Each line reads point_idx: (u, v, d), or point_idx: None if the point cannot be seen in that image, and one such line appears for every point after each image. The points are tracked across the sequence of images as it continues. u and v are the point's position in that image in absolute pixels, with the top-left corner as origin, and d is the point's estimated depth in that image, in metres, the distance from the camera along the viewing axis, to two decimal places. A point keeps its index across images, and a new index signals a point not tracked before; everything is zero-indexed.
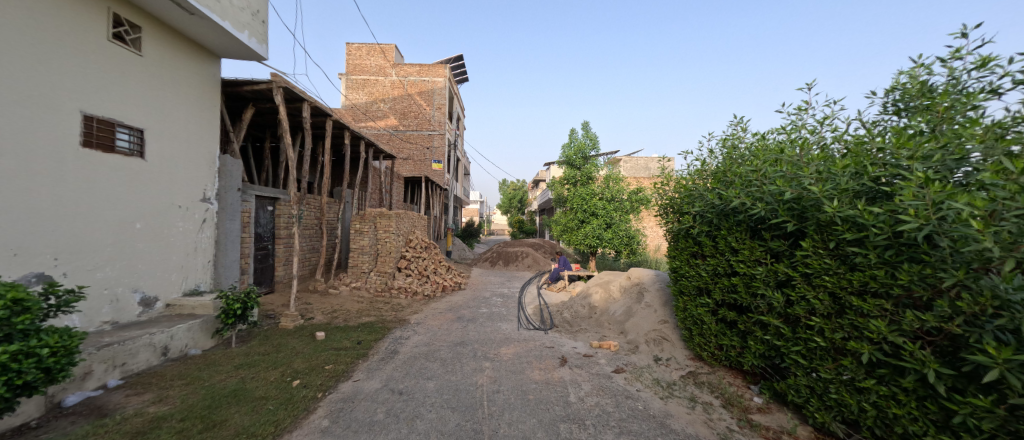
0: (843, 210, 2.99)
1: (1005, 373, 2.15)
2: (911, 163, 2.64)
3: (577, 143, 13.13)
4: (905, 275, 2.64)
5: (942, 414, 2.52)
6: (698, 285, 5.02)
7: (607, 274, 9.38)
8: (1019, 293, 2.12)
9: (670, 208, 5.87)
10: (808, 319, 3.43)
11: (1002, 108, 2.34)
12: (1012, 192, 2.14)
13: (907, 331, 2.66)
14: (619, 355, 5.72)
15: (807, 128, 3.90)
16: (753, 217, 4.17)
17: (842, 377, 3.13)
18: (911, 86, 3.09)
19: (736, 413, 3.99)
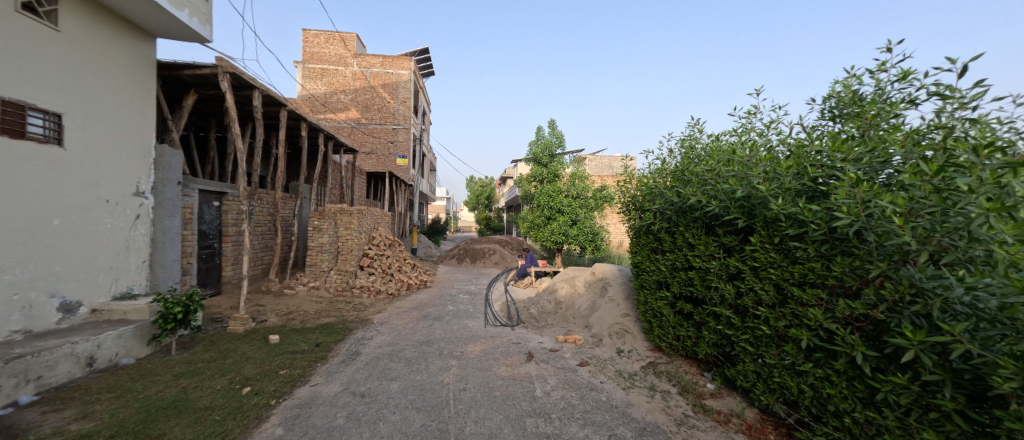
0: (787, 208, 3.23)
1: (919, 354, 2.40)
2: (844, 165, 2.89)
3: (543, 142, 13.23)
4: (838, 267, 2.89)
5: (867, 391, 2.79)
6: (658, 279, 5.23)
7: (573, 270, 9.57)
8: (930, 282, 2.39)
9: (632, 205, 6.06)
10: (755, 309, 3.68)
11: (919, 116, 2.60)
12: (927, 192, 2.39)
13: (839, 318, 2.92)
14: (584, 349, 5.86)
15: (756, 131, 4.16)
16: (708, 214, 4.39)
17: (784, 362, 3.39)
18: (845, 94, 3.37)
19: (691, 400, 4.21)
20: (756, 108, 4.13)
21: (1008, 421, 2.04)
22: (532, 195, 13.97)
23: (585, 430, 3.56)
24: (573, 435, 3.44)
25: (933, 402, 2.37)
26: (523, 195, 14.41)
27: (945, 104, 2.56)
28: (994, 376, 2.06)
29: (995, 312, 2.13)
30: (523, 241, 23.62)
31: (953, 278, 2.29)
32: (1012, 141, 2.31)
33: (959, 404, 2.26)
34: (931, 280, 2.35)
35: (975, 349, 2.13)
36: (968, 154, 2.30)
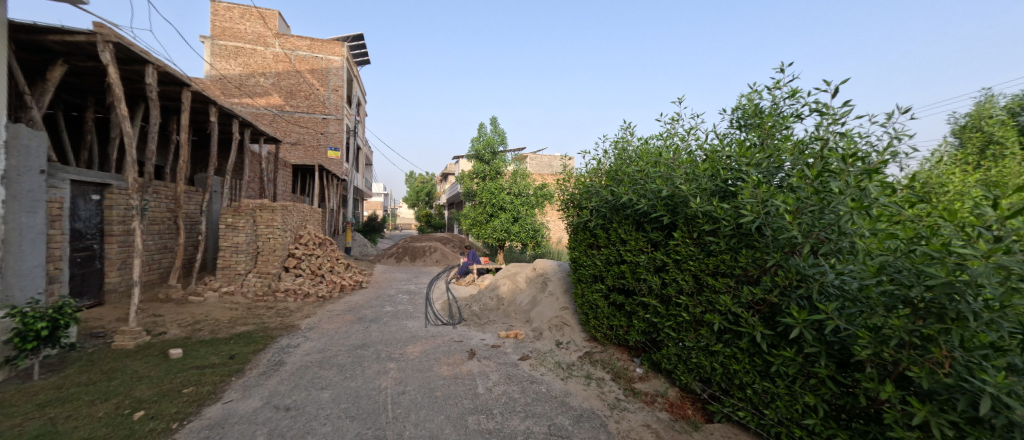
0: (703, 206, 3.58)
1: (803, 330, 2.80)
2: (749, 169, 3.28)
3: (485, 138, 13.21)
4: (744, 259, 3.28)
5: (764, 365, 3.21)
6: (594, 273, 5.51)
7: (514, 267, 9.69)
8: (811, 269, 2.82)
9: (571, 203, 6.32)
10: (676, 297, 4.02)
11: (804, 128, 3.03)
12: (809, 193, 2.80)
13: (744, 302, 3.31)
14: (525, 343, 5.98)
15: (678, 136, 4.55)
16: (638, 212, 4.68)
17: (700, 344, 3.76)
18: (750, 107, 3.80)
19: (623, 384, 4.50)
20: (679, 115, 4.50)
21: (865, 381, 2.48)
22: (474, 192, 13.89)
23: (525, 422, 3.64)
24: (514, 430, 3.49)
25: (813, 370, 2.80)
26: (465, 192, 14.28)
27: (822, 119, 3.00)
28: (855, 345, 2.49)
29: (855, 293, 2.57)
30: (465, 238, 23.35)
31: (827, 266, 2.72)
32: (867, 152, 2.79)
33: (831, 370, 2.71)
34: (812, 268, 2.77)
35: (842, 324, 2.55)
36: (839, 162, 2.74)
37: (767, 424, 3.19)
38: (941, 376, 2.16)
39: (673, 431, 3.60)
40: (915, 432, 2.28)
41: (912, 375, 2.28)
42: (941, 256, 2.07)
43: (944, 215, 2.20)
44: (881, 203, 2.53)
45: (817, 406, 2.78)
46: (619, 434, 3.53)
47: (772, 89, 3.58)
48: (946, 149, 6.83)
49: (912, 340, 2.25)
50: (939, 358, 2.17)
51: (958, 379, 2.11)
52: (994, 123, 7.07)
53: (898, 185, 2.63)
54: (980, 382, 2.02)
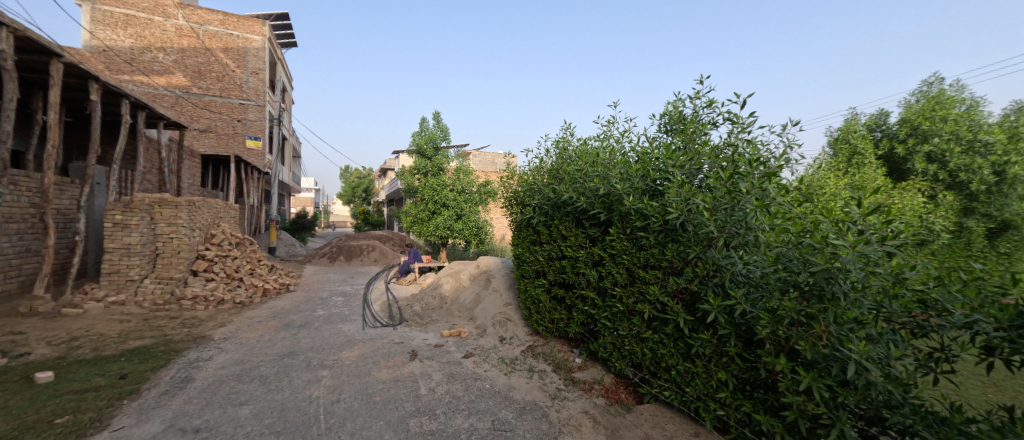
0: (635, 204, 3.84)
1: (718, 315, 3.12)
2: (674, 170, 3.58)
3: (427, 133, 12.99)
4: (670, 252, 3.57)
5: (686, 347, 3.52)
6: (536, 268, 5.64)
7: (457, 264, 9.58)
8: (725, 259, 3.15)
9: (514, 200, 6.42)
10: (612, 289, 4.26)
11: (719, 134, 3.37)
12: (724, 193, 3.13)
13: (670, 292, 3.61)
14: (468, 341, 5.95)
15: (615, 137, 4.82)
16: (577, 209, 4.88)
17: (632, 332, 4.02)
18: (676, 113, 4.14)
19: (563, 375, 4.68)
20: (614, 119, 4.76)
21: (764, 356, 2.85)
22: (416, 189, 13.49)
23: (469, 420, 3.63)
24: (458, 428, 3.46)
25: (725, 350, 3.16)
26: (406, 189, 13.81)
27: (733, 127, 3.36)
28: (757, 325, 2.84)
29: (758, 279, 2.93)
30: (406, 236, 22.56)
31: (737, 257, 3.06)
32: (767, 158, 3.20)
33: (739, 348, 3.06)
34: (725, 259, 3.11)
35: (747, 307, 2.90)
36: (747, 165, 3.09)
37: (688, 400, 3.53)
38: (820, 347, 2.56)
39: (609, 414, 3.84)
40: (801, 396, 2.67)
41: (799, 348, 2.66)
42: (821, 247, 2.45)
43: (823, 212, 2.59)
44: (778, 202, 2.91)
45: (728, 380, 3.15)
46: (560, 423, 3.67)
47: (693, 98, 3.93)
48: (825, 157, 8.06)
49: (800, 318, 2.62)
50: (818, 333, 2.57)
51: (832, 349, 2.51)
52: (856, 137, 8.49)
53: (790, 187, 3.05)
54: (847, 350, 2.42)
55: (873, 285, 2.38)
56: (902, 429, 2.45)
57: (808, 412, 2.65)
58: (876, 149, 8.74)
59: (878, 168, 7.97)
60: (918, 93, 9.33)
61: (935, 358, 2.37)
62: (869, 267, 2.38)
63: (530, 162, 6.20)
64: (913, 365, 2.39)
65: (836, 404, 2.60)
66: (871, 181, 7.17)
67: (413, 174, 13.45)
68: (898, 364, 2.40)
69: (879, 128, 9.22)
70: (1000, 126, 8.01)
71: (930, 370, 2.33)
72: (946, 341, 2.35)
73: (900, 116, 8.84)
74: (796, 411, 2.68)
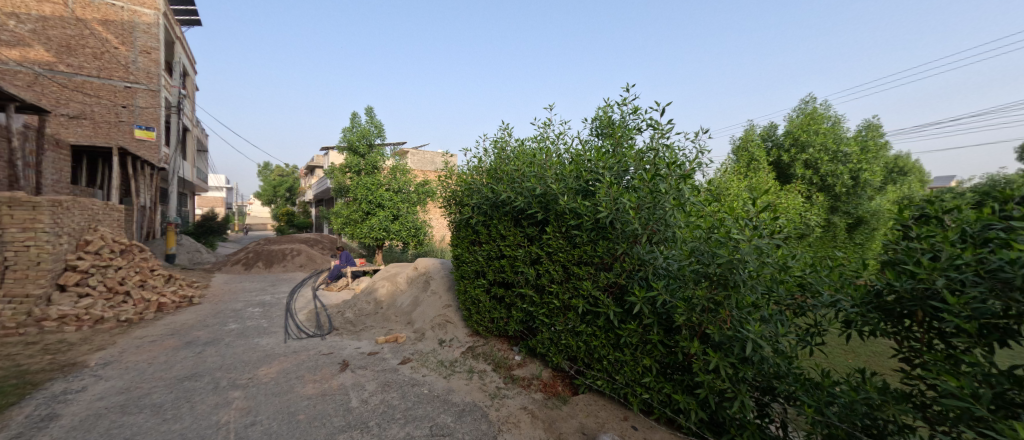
0: (569, 203, 3.99)
1: (643, 306, 3.36)
2: (604, 171, 3.79)
3: (359, 129, 12.29)
4: (601, 249, 3.77)
5: (616, 338, 3.74)
6: (476, 268, 5.60)
7: (394, 267, 9.18)
8: (648, 254, 3.41)
9: (453, 200, 6.34)
10: (549, 286, 4.37)
11: (644, 138, 3.65)
12: (648, 193, 3.41)
13: (601, 286, 3.81)
14: (405, 347, 5.75)
15: (550, 139, 4.98)
16: (515, 209, 4.93)
17: (568, 326, 4.17)
18: (605, 118, 4.39)
19: (503, 374, 4.72)
20: (549, 122, 4.92)
21: (682, 341, 3.14)
22: (347, 188, 12.69)
23: (405, 429, 3.51)
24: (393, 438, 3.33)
25: (648, 338, 3.42)
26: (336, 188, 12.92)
27: (655, 133, 3.67)
28: (675, 313, 3.12)
29: (676, 272, 3.22)
30: (337, 239, 21.10)
31: (658, 251, 3.32)
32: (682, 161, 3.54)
33: (660, 336, 3.35)
34: (647, 254, 3.36)
35: (667, 297, 3.16)
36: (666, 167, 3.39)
37: (618, 387, 3.77)
38: (725, 329, 2.90)
39: (546, 408, 3.98)
40: (711, 375, 3.00)
41: (709, 331, 2.98)
42: (725, 240, 2.77)
43: (728, 209, 2.93)
44: (691, 201, 3.24)
45: (652, 366, 3.42)
46: (499, 421, 3.72)
47: (621, 105, 4.21)
48: (729, 163, 9.13)
49: (710, 305, 2.93)
50: (724, 317, 2.91)
51: (735, 330, 2.86)
52: (754, 146, 9.73)
53: (700, 189, 3.42)
54: (746, 331, 2.78)
55: (765, 273, 2.76)
56: (787, 395, 2.88)
57: (717, 388, 2.98)
58: (767, 157, 10.04)
59: (770, 172, 9.22)
60: (798, 109, 10.97)
61: (810, 333, 2.81)
62: (762, 257, 2.75)
63: (468, 161, 6.16)
64: (795, 340, 2.81)
65: (737, 378, 2.96)
66: (764, 184, 8.27)
67: (344, 173, 12.63)
68: (784, 340, 2.81)
69: (769, 139, 10.51)
70: (857, 140, 9.73)
71: (807, 343, 2.77)
72: (819, 318, 2.80)
73: (785, 129, 10.30)
74: (707, 388, 3.01)
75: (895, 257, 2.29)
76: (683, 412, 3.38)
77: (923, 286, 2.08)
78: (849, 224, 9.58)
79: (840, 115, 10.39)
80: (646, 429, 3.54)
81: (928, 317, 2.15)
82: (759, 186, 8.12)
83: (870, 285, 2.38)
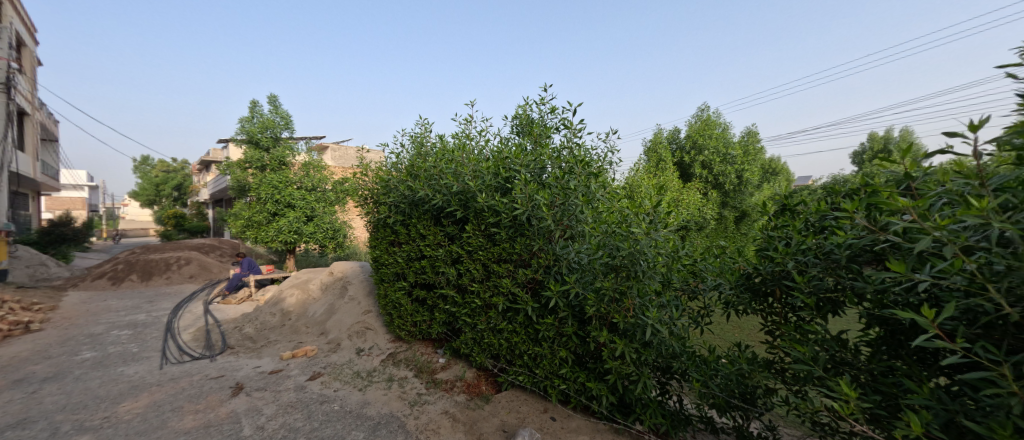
0: (488, 201, 3.90)
1: (558, 300, 3.39)
2: (522, 169, 3.77)
3: (261, 120, 10.81)
4: (518, 246, 3.73)
5: (535, 333, 3.71)
6: (396, 271, 5.22)
7: (305, 273, 8.26)
8: (563, 250, 3.45)
9: (369, 198, 5.85)
10: (469, 285, 4.21)
11: (559, 137, 3.72)
12: (561, 190, 3.47)
13: (520, 283, 3.75)
14: (316, 360, 5.16)
15: (472, 136, 4.83)
16: (435, 207, 4.67)
17: (490, 325, 4.05)
18: (524, 117, 4.42)
19: (425, 379, 4.46)
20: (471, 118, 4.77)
21: (593, 331, 3.22)
22: (248, 186, 11.10)
23: None
24: None
25: (563, 331, 3.46)
26: (233, 186, 11.23)
27: (569, 132, 3.77)
28: (586, 305, 3.18)
29: (586, 266, 3.30)
30: (239, 244, 18.54)
31: (571, 245, 3.38)
32: (592, 161, 3.68)
33: (574, 328, 3.40)
34: (561, 249, 3.39)
35: (579, 289, 3.22)
36: (575, 166, 3.50)
37: (538, 381, 3.76)
38: (628, 317, 3.03)
39: (468, 409, 3.85)
40: (618, 361, 3.12)
41: (615, 320, 3.09)
42: (626, 234, 2.92)
43: (630, 205, 3.07)
44: (599, 198, 3.36)
45: (568, 357, 3.48)
46: (417, 431, 3.54)
47: (540, 104, 4.25)
48: (641, 163, 9.92)
49: (615, 296, 3.05)
50: (627, 306, 3.04)
51: (637, 318, 3.00)
52: (661, 148, 10.68)
53: (608, 187, 3.57)
54: (646, 318, 2.93)
55: (661, 263, 2.96)
56: (681, 372, 3.12)
57: (623, 373, 3.13)
58: (673, 158, 11.08)
59: (673, 172, 10.20)
60: (696, 116, 12.31)
61: (700, 316, 3.07)
62: (657, 248, 2.95)
63: (386, 156, 5.73)
64: (688, 323, 3.05)
65: (640, 361, 3.13)
66: (669, 182, 9.11)
67: (243, 168, 11.00)
68: (678, 323, 3.02)
69: (674, 141, 11.59)
70: (741, 144, 11.24)
71: (697, 325, 3.01)
72: (708, 301, 3.06)
73: (685, 133, 11.48)
74: (616, 373, 3.14)
75: (762, 244, 2.60)
76: (596, 398, 3.50)
77: (780, 268, 2.39)
78: (736, 217, 11.02)
79: (728, 122, 11.91)
80: (564, 418, 3.58)
81: (784, 296, 2.48)
82: (666, 185, 8.94)
83: (743, 269, 2.68)
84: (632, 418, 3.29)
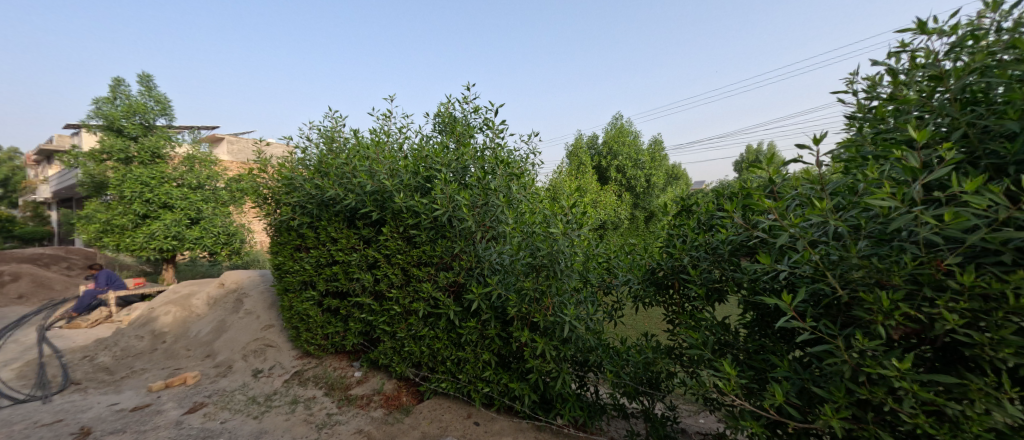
0: (406, 201, 3.63)
1: (481, 302, 3.26)
2: (442, 168, 3.57)
3: (127, 103, 8.82)
4: (439, 248, 3.52)
5: (458, 337, 3.53)
6: (302, 279, 4.60)
7: (186, 286, 6.95)
8: (485, 251, 3.34)
9: (270, 198, 5.11)
10: (388, 292, 3.87)
11: (481, 138, 3.61)
12: (483, 191, 3.36)
13: (442, 286, 3.55)
14: (197, 389, 4.30)
15: (391, 132, 4.49)
16: (348, 208, 4.22)
17: (410, 332, 3.75)
18: (447, 116, 4.24)
19: (336, 397, 3.99)
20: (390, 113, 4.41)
21: (514, 331, 3.17)
22: (107, 182, 8.96)
23: None
24: None
25: (486, 334, 3.34)
26: (85, 182, 8.99)
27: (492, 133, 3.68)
28: (508, 306, 3.11)
29: (507, 266, 3.23)
30: (94, 253, 15.07)
31: (492, 246, 3.29)
32: (515, 162, 3.63)
33: (497, 329, 3.30)
34: (482, 250, 3.28)
35: (501, 291, 3.14)
36: (497, 167, 3.42)
37: (461, 386, 3.59)
38: (548, 316, 3.02)
39: (384, 425, 3.52)
40: (539, 359, 3.11)
41: (536, 319, 3.07)
42: (545, 234, 2.94)
43: (551, 206, 3.08)
44: (519, 198, 3.30)
45: (491, 359, 3.36)
46: None
47: (463, 102, 4.11)
48: (563, 166, 10.32)
49: (535, 295, 3.02)
50: (546, 305, 3.03)
51: (556, 315, 3.01)
52: (581, 152, 11.24)
53: (530, 187, 3.54)
54: (564, 315, 2.96)
55: (578, 261, 3.01)
56: (597, 364, 3.21)
57: (544, 370, 3.12)
58: (592, 162, 11.76)
59: (592, 174, 10.81)
60: (612, 123, 13.24)
61: (613, 310, 3.18)
62: (574, 248, 3.00)
63: (292, 150, 5.05)
64: (602, 317, 3.12)
65: (559, 357, 3.14)
66: (589, 184, 9.62)
67: (99, 160, 8.88)
68: (594, 318, 3.09)
69: (592, 146, 12.31)
70: (649, 151, 12.36)
71: (610, 319, 3.12)
72: (620, 296, 3.19)
73: (602, 139, 12.28)
74: (537, 372, 3.12)
75: (663, 241, 2.80)
76: (519, 398, 3.45)
77: (677, 263, 2.59)
78: (646, 217, 12.09)
79: (638, 131, 13.02)
80: (487, 422, 3.46)
81: (681, 288, 2.68)
82: (586, 188, 9.42)
83: (648, 264, 2.85)
84: (553, 414, 3.29)
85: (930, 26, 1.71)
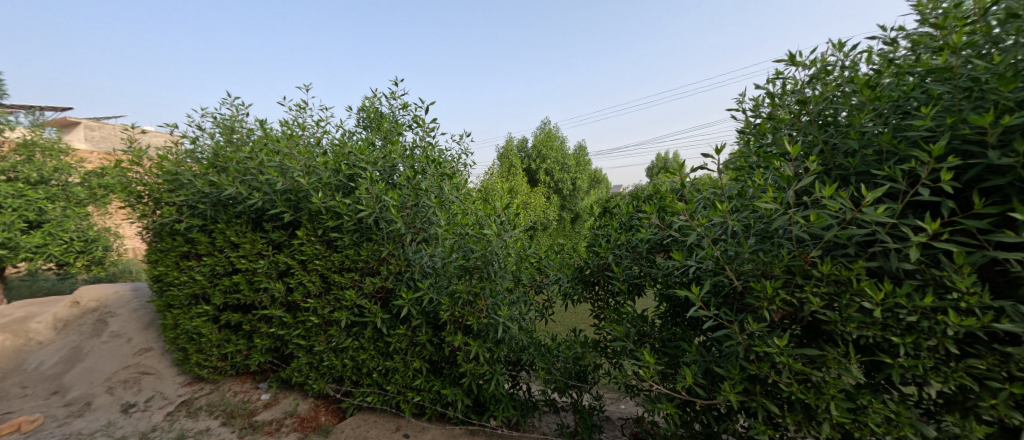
0: (326, 202, 3.25)
1: (411, 308, 3.02)
2: (368, 166, 3.26)
3: None
4: (365, 252, 3.20)
5: (386, 346, 3.25)
6: (192, 293, 3.86)
7: (20, 308, 5.41)
8: (415, 254, 3.11)
9: (145, 196, 4.19)
10: (304, 302, 3.40)
11: (410, 136, 3.38)
12: (414, 191, 3.16)
13: (367, 293, 3.22)
14: (37, 435, 3.29)
15: (306, 125, 3.98)
16: (253, 209, 3.64)
17: (331, 345, 3.34)
18: (372, 111, 3.93)
19: (237, 425, 3.39)
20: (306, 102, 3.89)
21: (446, 335, 2.99)
22: None
23: None
24: None
25: (417, 341, 3.11)
26: None
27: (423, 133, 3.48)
28: (440, 311, 2.93)
29: (438, 269, 3.05)
30: None
31: (422, 249, 3.09)
32: (447, 162, 3.47)
33: (428, 335, 3.10)
34: (413, 253, 3.06)
35: (433, 295, 2.95)
36: (428, 167, 3.24)
37: (390, 397, 3.31)
38: (481, 318, 2.90)
39: None
40: (472, 362, 2.97)
41: (469, 322, 2.94)
42: (479, 236, 2.85)
43: (484, 207, 2.99)
44: (451, 199, 3.15)
45: (421, 367, 3.14)
46: None
47: (390, 97, 3.84)
48: (494, 168, 10.34)
49: (468, 298, 2.90)
50: (479, 307, 2.91)
51: (489, 317, 2.90)
52: (512, 154, 11.37)
53: (462, 188, 3.37)
54: (498, 316, 2.86)
55: (511, 262, 2.95)
56: (530, 363, 3.19)
57: (477, 373, 2.99)
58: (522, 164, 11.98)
59: (522, 176, 10.99)
60: (540, 128, 13.65)
61: (546, 308, 3.18)
62: (507, 248, 2.93)
63: (177, 140, 4.23)
64: (534, 316, 3.08)
65: (493, 359, 3.04)
66: (520, 186, 9.75)
67: None
68: (526, 318, 3.04)
69: (522, 149, 12.56)
70: (575, 156, 13.00)
71: (543, 318, 3.10)
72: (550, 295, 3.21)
73: (531, 142, 12.60)
74: (471, 375, 2.98)
75: (590, 241, 2.88)
76: (451, 404, 3.28)
77: (602, 261, 2.68)
78: (572, 219, 12.66)
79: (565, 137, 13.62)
80: (418, 433, 3.23)
81: (605, 284, 2.78)
82: (516, 190, 9.51)
83: (576, 263, 2.91)
84: (487, 416, 3.20)
85: (796, 58, 2.01)
